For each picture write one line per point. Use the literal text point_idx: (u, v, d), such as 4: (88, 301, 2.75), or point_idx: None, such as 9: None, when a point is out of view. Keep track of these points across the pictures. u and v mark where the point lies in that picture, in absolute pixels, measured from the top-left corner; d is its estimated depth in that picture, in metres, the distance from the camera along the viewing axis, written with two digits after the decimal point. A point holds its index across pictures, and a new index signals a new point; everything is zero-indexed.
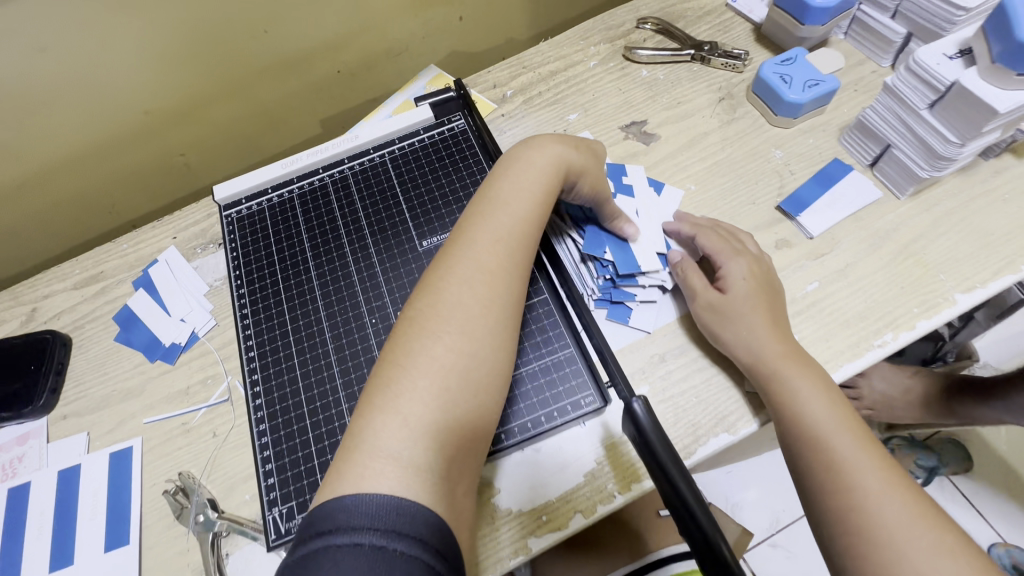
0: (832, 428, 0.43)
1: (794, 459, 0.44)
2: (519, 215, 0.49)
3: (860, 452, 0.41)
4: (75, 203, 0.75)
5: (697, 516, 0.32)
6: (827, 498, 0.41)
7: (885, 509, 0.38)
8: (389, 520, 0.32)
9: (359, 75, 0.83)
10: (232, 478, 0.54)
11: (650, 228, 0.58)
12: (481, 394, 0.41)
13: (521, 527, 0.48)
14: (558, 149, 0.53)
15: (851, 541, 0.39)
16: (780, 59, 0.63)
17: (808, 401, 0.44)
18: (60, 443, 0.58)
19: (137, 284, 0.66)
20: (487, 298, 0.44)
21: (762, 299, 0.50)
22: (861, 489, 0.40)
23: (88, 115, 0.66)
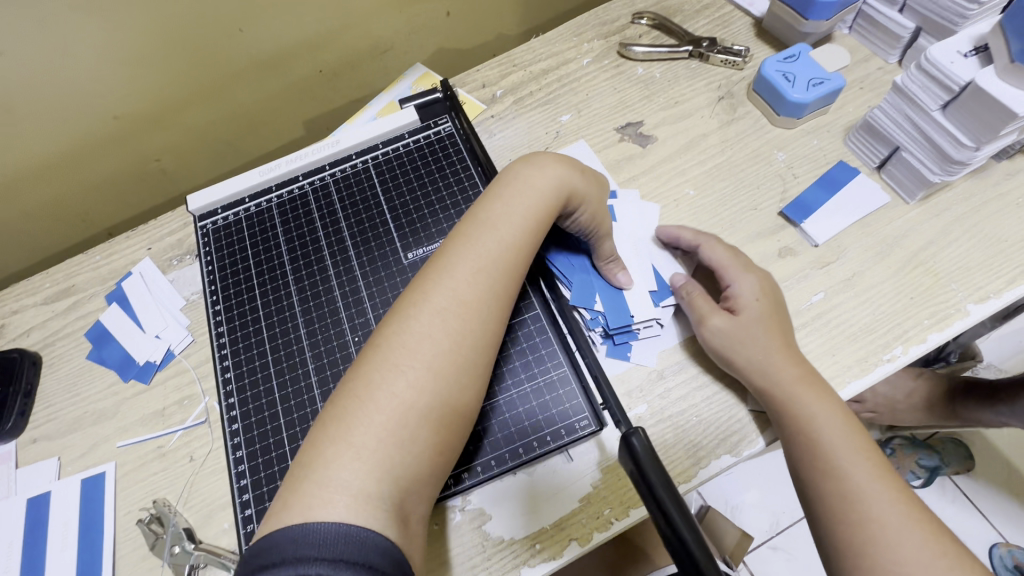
0: (848, 458, 0.41)
1: (806, 489, 0.42)
2: (504, 239, 0.46)
3: (878, 484, 0.40)
4: (46, 212, 0.72)
5: (688, 544, 0.29)
6: (842, 534, 0.39)
7: (905, 547, 0.37)
8: (338, 548, 0.31)
9: (342, 74, 0.79)
10: (209, 505, 0.51)
11: (637, 266, 0.55)
12: (452, 421, 0.39)
13: (513, 557, 0.46)
14: (562, 170, 0.49)
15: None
16: (783, 56, 0.60)
17: (823, 430, 0.43)
18: (29, 469, 0.55)
19: (111, 298, 0.63)
20: (457, 331, 0.41)
21: (777, 320, 0.48)
22: (879, 525, 0.38)
23: (54, 122, 0.63)
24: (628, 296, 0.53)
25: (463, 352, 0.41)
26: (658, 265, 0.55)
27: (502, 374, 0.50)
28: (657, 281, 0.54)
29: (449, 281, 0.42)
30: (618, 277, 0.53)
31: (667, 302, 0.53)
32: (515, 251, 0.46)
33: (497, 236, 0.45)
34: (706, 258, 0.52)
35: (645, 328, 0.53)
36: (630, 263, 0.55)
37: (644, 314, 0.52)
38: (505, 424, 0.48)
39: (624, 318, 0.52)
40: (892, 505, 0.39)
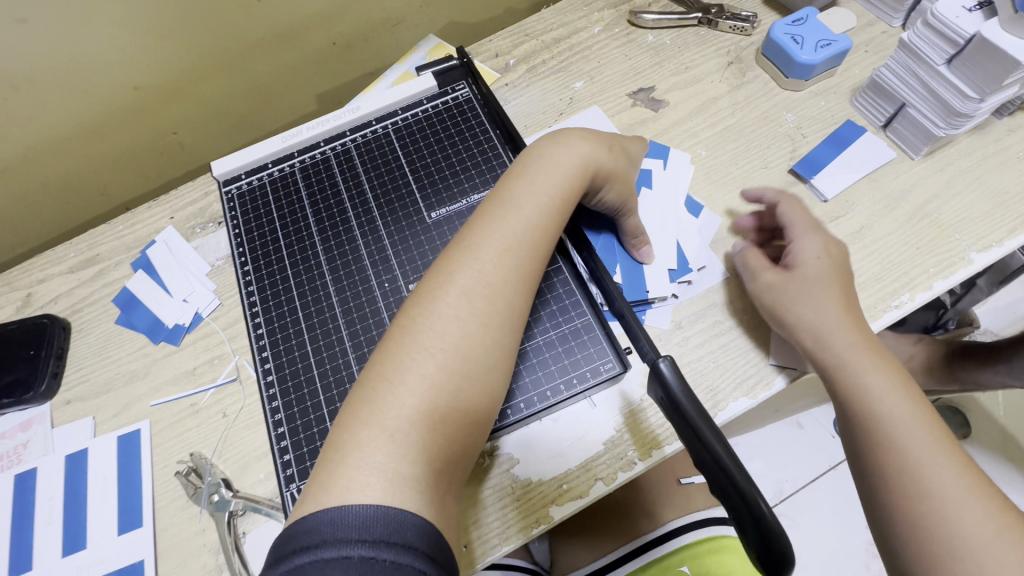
0: (900, 410, 0.43)
1: (862, 462, 0.44)
2: (527, 204, 0.48)
3: (925, 436, 0.42)
4: (65, 185, 0.73)
5: (730, 473, 0.32)
6: (887, 481, 0.42)
7: (947, 493, 0.40)
8: (379, 530, 0.32)
9: (355, 47, 0.80)
10: (246, 457, 0.53)
11: (664, 242, 0.56)
12: (483, 368, 0.41)
13: (542, 498, 0.48)
14: (592, 148, 0.51)
15: (912, 525, 0.40)
16: (791, 19, 0.62)
17: (874, 383, 0.44)
18: (64, 428, 0.56)
19: (136, 265, 0.64)
20: (488, 310, 0.43)
21: (834, 286, 0.48)
22: (924, 474, 0.41)
23: (77, 92, 0.64)
24: (647, 271, 0.55)
25: (489, 306, 0.43)
26: (684, 241, 0.56)
27: (530, 324, 0.52)
28: (679, 258, 0.55)
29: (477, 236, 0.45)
30: (642, 250, 0.55)
31: (683, 279, 0.54)
32: (546, 214, 0.48)
33: (518, 203, 0.48)
34: (783, 219, 0.52)
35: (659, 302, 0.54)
36: (656, 236, 0.56)
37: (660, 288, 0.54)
38: (533, 369, 0.50)
39: (640, 293, 0.54)
40: (939, 454, 0.41)
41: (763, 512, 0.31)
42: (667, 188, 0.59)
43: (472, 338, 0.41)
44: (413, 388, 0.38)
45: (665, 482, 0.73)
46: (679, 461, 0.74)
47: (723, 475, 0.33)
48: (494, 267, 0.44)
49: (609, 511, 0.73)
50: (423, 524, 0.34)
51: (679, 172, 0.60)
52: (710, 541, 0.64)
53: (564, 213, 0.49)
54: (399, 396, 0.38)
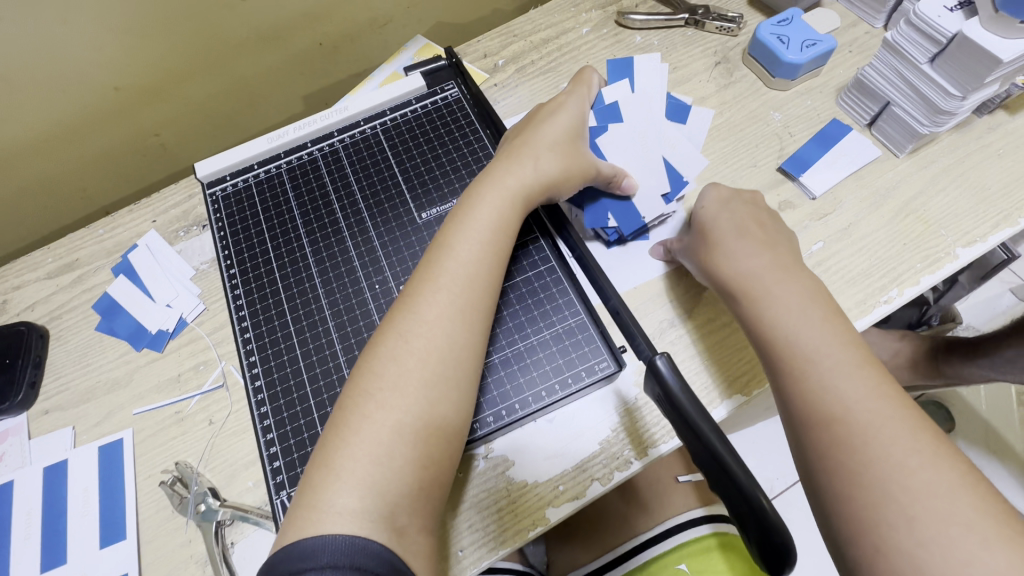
0: (807, 327, 0.42)
1: (781, 397, 0.42)
2: (502, 217, 0.49)
3: (832, 351, 0.40)
4: (41, 188, 0.71)
5: (732, 470, 0.32)
6: (802, 408, 0.40)
7: (856, 411, 0.37)
8: (327, 556, 0.33)
9: (341, 49, 0.79)
10: (232, 465, 0.51)
11: (652, 156, 0.58)
12: (460, 389, 0.42)
13: (539, 498, 0.47)
14: (516, 174, 0.50)
15: (830, 453, 0.37)
16: (776, 20, 0.62)
17: (780, 308, 0.44)
18: (42, 439, 0.54)
19: (117, 270, 0.63)
20: (466, 346, 0.43)
21: (730, 225, 0.50)
22: (833, 392, 0.39)
23: (53, 93, 0.62)
24: (637, 200, 0.56)
25: (454, 321, 0.43)
26: (670, 156, 0.59)
27: (524, 322, 0.52)
28: (670, 174, 0.58)
29: (453, 260, 0.46)
30: (624, 185, 0.54)
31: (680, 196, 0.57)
32: (503, 238, 0.48)
33: (489, 214, 0.48)
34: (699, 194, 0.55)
35: (660, 223, 0.57)
36: (646, 154, 0.58)
37: (655, 212, 0.55)
38: (527, 368, 0.50)
39: (637, 222, 0.55)
40: (851, 370, 0.39)
41: (765, 510, 0.31)
42: (636, 107, 0.61)
43: (439, 360, 0.42)
44: (378, 417, 0.39)
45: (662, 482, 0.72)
46: (674, 460, 0.73)
47: (726, 475, 0.32)
48: (467, 299, 0.44)
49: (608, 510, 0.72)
50: (377, 550, 0.34)
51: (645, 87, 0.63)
52: (705, 539, 0.62)
53: (500, 203, 0.49)
54: (362, 427, 0.39)
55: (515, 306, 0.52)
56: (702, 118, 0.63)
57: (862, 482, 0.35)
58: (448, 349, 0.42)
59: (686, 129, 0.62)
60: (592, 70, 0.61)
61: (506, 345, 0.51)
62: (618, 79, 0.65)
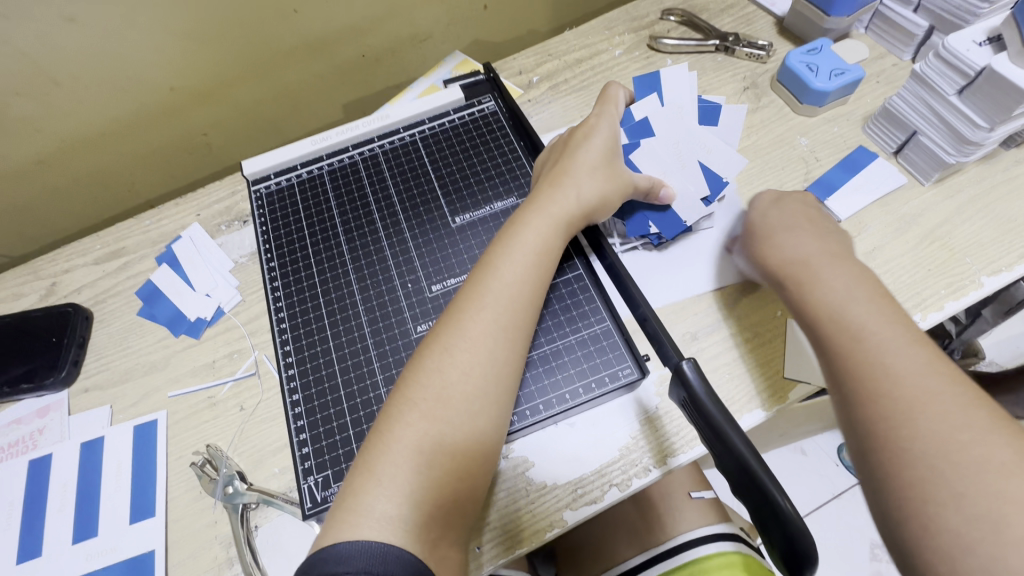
0: (854, 308, 0.43)
1: (831, 376, 0.42)
2: (543, 233, 0.50)
3: (880, 329, 0.41)
4: (94, 180, 0.75)
5: (755, 473, 0.33)
6: (849, 384, 0.40)
7: (906, 385, 0.38)
8: (363, 560, 0.35)
9: (383, 61, 0.83)
10: (261, 451, 0.53)
11: (688, 164, 0.60)
12: (492, 395, 0.44)
13: (557, 501, 0.48)
14: (560, 202, 0.52)
15: (876, 426, 0.37)
16: (806, 49, 0.64)
17: (827, 289, 0.45)
18: (82, 416, 0.57)
19: (161, 259, 0.66)
20: (500, 360, 0.45)
21: (784, 221, 0.52)
22: (880, 366, 0.39)
23: (115, 90, 0.66)
24: (677, 206, 0.58)
25: (491, 332, 0.45)
26: (706, 160, 0.61)
27: (549, 326, 0.53)
28: (709, 177, 0.60)
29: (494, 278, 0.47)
30: (661, 195, 0.57)
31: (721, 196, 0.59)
32: (546, 263, 0.50)
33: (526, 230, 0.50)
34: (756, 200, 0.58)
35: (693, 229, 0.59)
36: (683, 163, 0.60)
37: (698, 215, 0.58)
38: (551, 371, 0.51)
39: (680, 226, 0.57)
40: (900, 346, 0.40)
41: (786, 511, 0.31)
42: (666, 119, 0.63)
43: (476, 372, 0.43)
44: (420, 426, 0.41)
45: (674, 496, 0.70)
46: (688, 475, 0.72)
47: (750, 478, 0.33)
48: (508, 319, 0.46)
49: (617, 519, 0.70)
50: (409, 558, 0.35)
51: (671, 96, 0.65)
52: (721, 556, 0.61)
53: (540, 225, 0.51)
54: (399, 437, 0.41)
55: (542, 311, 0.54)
56: (732, 117, 0.66)
57: (906, 452, 0.35)
58: (492, 367, 0.44)
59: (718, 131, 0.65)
60: (617, 86, 0.63)
61: (533, 347, 0.52)
62: (645, 94, 0.67)
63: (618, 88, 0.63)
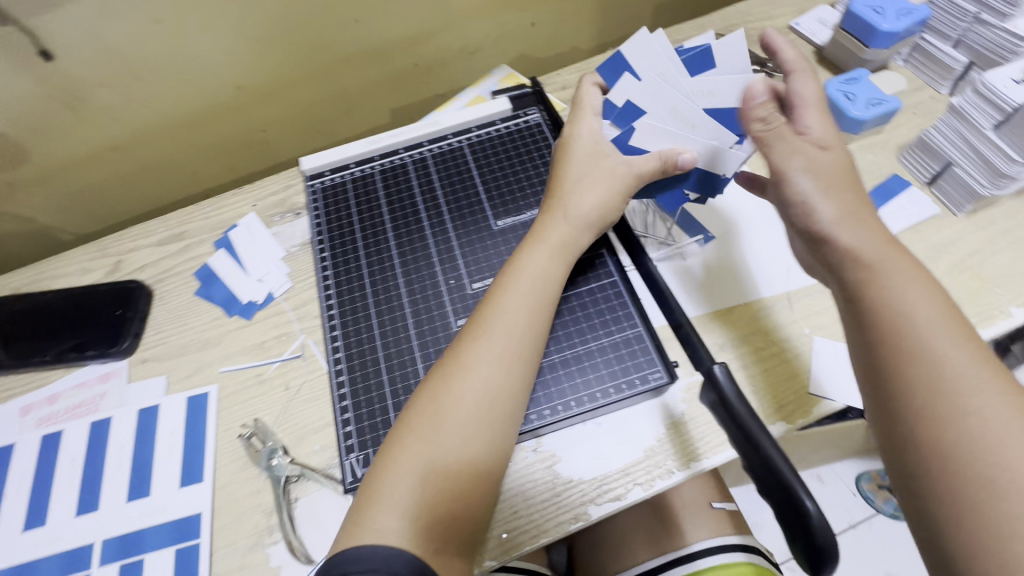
0: (928, 314, 0.39)
1: (895, 385, 0.38)
2: (545, 262, 0.53)
3: (957, 343, 0.38)
4: (159, 167, 0.81)
5: (778, 468, 0.35)
6: (925, 397, 0.37)
7: (993, 410, 0.35)
8: (369, 563, 0.38)
9: (433, 70, 0.87)
10: (303, 427, 0.56)
11: (695, 116, 0.52)
12: (492, 418, 0.46)
13: (582, 495, 0.50)
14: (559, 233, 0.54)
15: (955, 449, 0.34)
16: (844, 79, 0.66)
17: (899, 287, 0.41)
18: (140, 384, 0.61)
19: (218, 245, 0.70)
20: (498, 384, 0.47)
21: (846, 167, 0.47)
22: (968, 383, 0.36)
23: (187, 85, 0.72)
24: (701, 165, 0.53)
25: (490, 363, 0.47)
26: (711, 102, 0.52)
27: (574, 332, 0.55)
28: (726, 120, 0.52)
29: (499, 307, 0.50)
30: (679, 162, 0.52)
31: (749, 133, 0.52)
32: (546, 293, 0.52)
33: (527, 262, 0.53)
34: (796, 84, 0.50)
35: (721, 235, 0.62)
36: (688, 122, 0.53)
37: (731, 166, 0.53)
38: (581, 371, 0.54)
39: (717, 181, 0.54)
40: (978, 363, 0.37)
41: (809, 511, 0.33)
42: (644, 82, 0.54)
43: (475, 396, 0.46)
44: (423, 441, 0.44)
45: (696, 504, 0.71)
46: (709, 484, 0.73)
47: (773, 475, 0.36)
48: (506, 347, 0.48)
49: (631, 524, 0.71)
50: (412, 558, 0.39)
51: (639, 59, 0.55)
52: (742, 564, 0.64)
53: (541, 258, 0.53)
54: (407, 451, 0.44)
55: (567, 320, 0.56)
56: (727, 50, 0.52)
57: (995, 479, 0.33)
58: (488, 395, 0.46)
59: (719, 72, 0.53)
60: (590, 83, 0.60)
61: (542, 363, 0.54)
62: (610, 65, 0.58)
63: (588, 80, 0.59)
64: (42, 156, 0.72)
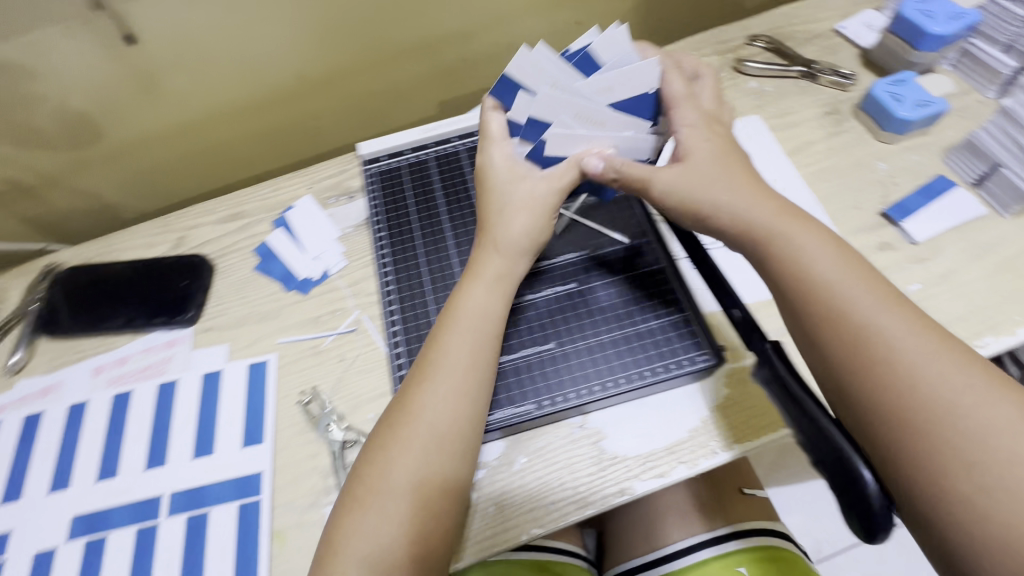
0: (855, 294, 0.43)
1: (821, 347, 0.43)
2: (484, 299, 0.53)
3: (859, 292, 0.43)
4: (218, 150, 0.85)
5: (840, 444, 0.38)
6: (844, 351, 0.42)
7: (904, 347, 0.40)
8: None
9: (480, 65, 0.90)
10: (358, 397, 0.59)
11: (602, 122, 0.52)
12: (449, 451, 0.47)
13: (627, 470, 0.52)
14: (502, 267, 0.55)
15: (878, 390, 0.40)
16: (892, 80, 0.68)
17: (804, 253, 0.46)
18: (204, 351, 0.64)
19: (276, 224, 0.74)
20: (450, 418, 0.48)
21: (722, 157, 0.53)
22: (874, 331, 0.41)
23: (252, 72, 0.76)
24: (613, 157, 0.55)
25: (439, 407, 0.48)
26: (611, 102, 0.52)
27: (585, 325, 0.58)
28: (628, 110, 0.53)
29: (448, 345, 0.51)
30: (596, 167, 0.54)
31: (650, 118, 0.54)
32: (486, 332, 0.52)
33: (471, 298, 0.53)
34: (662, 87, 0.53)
35: None
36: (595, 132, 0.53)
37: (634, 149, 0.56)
38: (601, 358, 0.56)
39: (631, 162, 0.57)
40: (881, 309, 0.42)
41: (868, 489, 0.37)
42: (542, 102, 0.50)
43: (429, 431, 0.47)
44: (388, 480, 0.46)
45: (726, 491, 0.73)
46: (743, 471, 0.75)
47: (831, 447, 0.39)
48: (453, 384, 0.49)
49: (665, 506, 0.72)
50: None
51: (529, 73, 0.51)
52: (780, 549, 0.66)
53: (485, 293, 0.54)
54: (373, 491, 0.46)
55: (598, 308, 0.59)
56: (609, 40, 0.51)
57: (915, 407, 0.38)
58: (434, 434, 0.47)
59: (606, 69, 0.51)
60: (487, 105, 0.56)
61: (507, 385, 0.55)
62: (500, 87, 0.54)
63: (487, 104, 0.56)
64: (115, 136, 0.76)
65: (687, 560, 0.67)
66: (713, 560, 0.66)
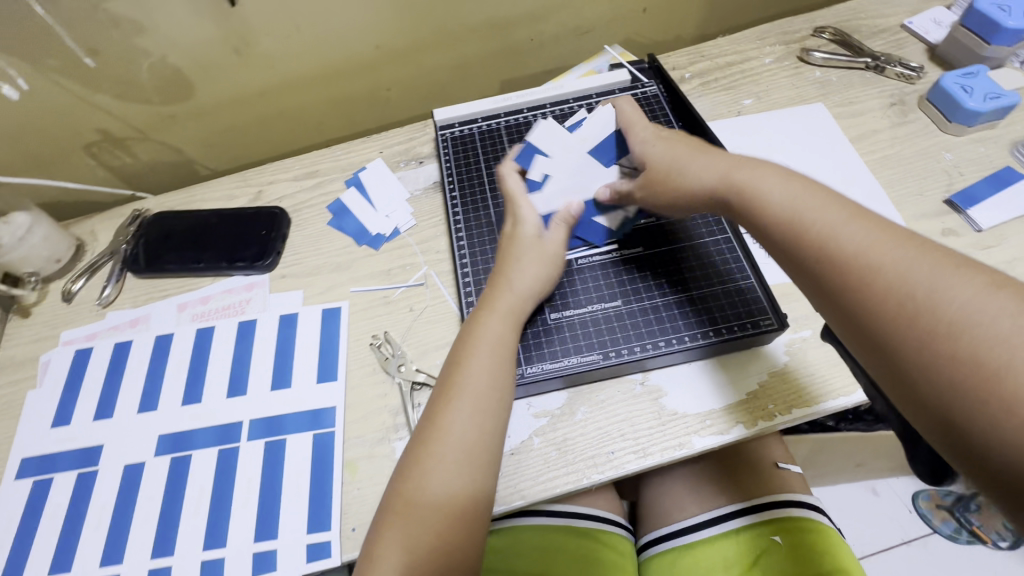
0: (834, 222, 0.42)
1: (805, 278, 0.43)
2: (500, 326, 0.54)
3: (820, 215, 0.43)
4: (293, 114, 0.89)
5: None
6: (819, 274, 0.41)
7: (875, 253, 0.39)
8: None
9: (545, 46, 0.93)
10: (426, 344, 0.62)
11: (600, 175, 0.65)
12: (477, 470, 0.47)
13: (686, 426, 0.54)
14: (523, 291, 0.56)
15: (858, 302, 0.39)
16: (962, 72, 0.68)
17: (763, 187, 0.47)
18: (281, 295, 0.68)
19: (349, 183, 0.77)
20: (475, 439, 0.48)
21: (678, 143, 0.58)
22: (838, 248, 0.41)
23: (335, 40, 0.80)
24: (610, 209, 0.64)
25: (464, 422, 0.48)
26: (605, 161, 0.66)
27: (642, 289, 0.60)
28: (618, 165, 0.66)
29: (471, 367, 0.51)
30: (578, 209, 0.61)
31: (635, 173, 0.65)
32: (505, 355, 0.53)
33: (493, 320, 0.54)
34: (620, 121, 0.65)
35: None
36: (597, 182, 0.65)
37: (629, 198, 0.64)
38: (649, 321, 0.58)
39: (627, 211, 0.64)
40: (841, 224, 0.42)
41: None
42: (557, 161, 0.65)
43: (455, 448, 0.47)
44: (416, 501, 0.46)
45: (763, 465, 0.72)
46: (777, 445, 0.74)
47: None
48: (476, 404, 0.49)
49: (708, 478, 0.73)
50: None
51: (546, 142, 0.67)
52: (809, 521, 0.67)
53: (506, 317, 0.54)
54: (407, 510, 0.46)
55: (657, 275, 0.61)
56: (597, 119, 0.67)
57: (893, 308, 0.37)
58: (462, 449, 0.47)
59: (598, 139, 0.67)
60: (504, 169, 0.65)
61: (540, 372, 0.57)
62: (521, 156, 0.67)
63: (507, 167, 0.65)
64: (203, 94, 0.81)
65: (711, 531, 0.69)
66: (746, 529, 0.67)
